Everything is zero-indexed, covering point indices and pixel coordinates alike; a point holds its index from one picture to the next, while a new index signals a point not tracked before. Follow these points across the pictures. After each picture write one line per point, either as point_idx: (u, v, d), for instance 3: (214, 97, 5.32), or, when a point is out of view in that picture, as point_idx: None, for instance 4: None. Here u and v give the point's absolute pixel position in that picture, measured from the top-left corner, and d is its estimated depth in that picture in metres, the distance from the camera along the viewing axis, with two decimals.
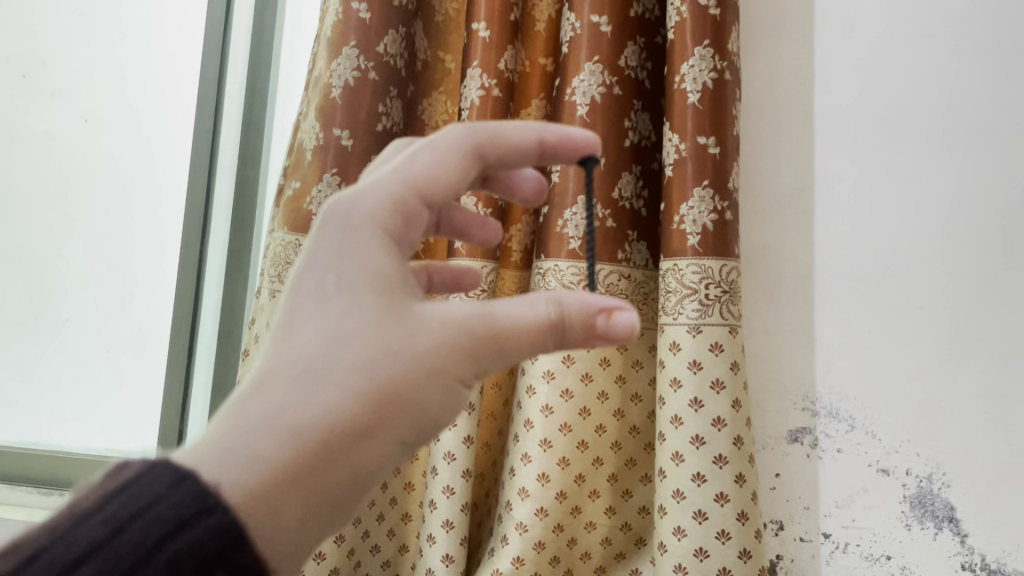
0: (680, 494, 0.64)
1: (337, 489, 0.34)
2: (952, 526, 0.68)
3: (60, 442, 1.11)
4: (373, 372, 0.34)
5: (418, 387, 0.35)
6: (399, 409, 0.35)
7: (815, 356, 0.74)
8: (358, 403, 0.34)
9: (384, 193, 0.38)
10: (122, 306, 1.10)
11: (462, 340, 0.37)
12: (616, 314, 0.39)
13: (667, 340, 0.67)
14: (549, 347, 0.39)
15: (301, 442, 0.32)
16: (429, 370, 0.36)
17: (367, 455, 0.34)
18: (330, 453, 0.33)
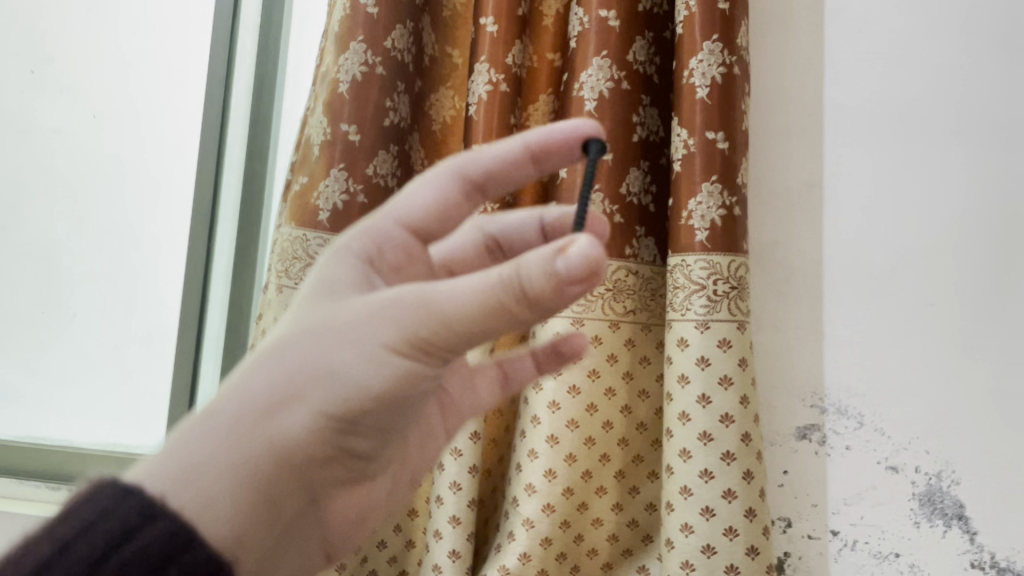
0: (688, 490, 0.64)
1: (261, 468, 0.34)
2: (962, 524, 0.68)
3: (68, 437, 1.11)
4: (292, 354, 0.35)
5: (337, 361, 0.33)
6: (318, 389, 0.34)
7: (824, 353, 0.73)
8: (271, 383, 0.34)
9: (369, 224, 0.42)
10: (130, 301, 1.10)
11: (387, 313, 0.33)
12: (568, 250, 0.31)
13: (675, 336, 0.67)
14: (505, 313, 0.32)
15: (222, 424, 0.34)
16: (346, 344, 0.33)
17: (291, 435, 0.34)
18: (244, 433, 0.34)
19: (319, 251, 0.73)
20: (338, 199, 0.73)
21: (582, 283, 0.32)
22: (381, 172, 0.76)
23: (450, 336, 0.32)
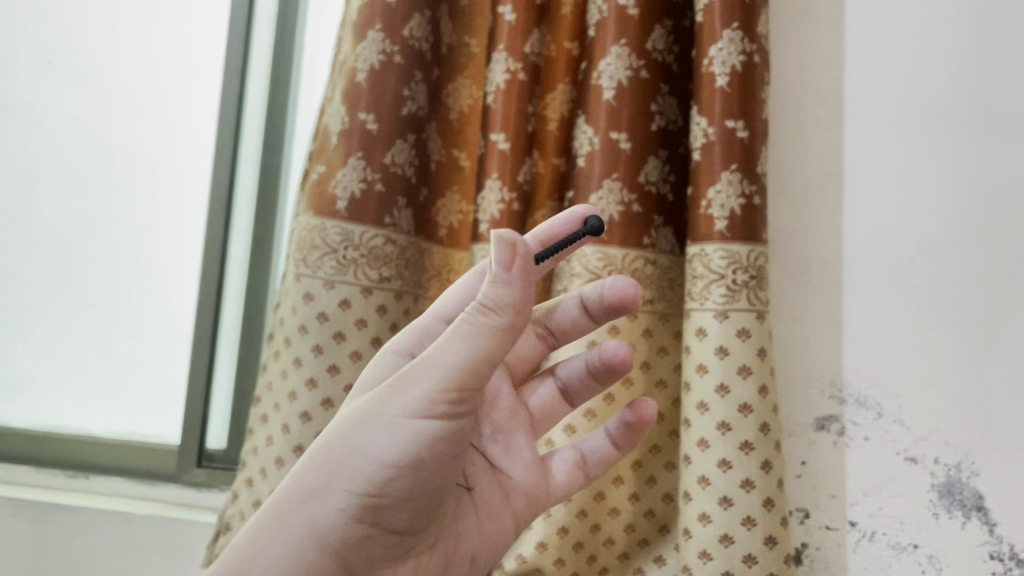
0: (706, 480, 0.64)
1: (308, 553, 0.39)
2: (981, 515, 0.67)
3: (85, 426, 1.10)
4: (322, 444, 0.41)
5: (358, 438, 0.40)
6: (345, 467, 0.40)
7: (843, 343, 0.73)
8: (307, 473, 0.40)
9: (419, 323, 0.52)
10: (148, 291, 1.10)
11: (393, 385, 0.40)
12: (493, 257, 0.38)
13: (693, 325, 0.67)
14: (484, 349, 0.39)
15: (272, 519, 0.40)
16: (361, 420, 0.40)
17: (330, 516, 0.40)
18: (290, 521, 0.40)
19: (337, 240, 0.73)
20: (355, 188, 0.73)
21: (523, 275, 0.39)
22: (399, 161, 0.76)
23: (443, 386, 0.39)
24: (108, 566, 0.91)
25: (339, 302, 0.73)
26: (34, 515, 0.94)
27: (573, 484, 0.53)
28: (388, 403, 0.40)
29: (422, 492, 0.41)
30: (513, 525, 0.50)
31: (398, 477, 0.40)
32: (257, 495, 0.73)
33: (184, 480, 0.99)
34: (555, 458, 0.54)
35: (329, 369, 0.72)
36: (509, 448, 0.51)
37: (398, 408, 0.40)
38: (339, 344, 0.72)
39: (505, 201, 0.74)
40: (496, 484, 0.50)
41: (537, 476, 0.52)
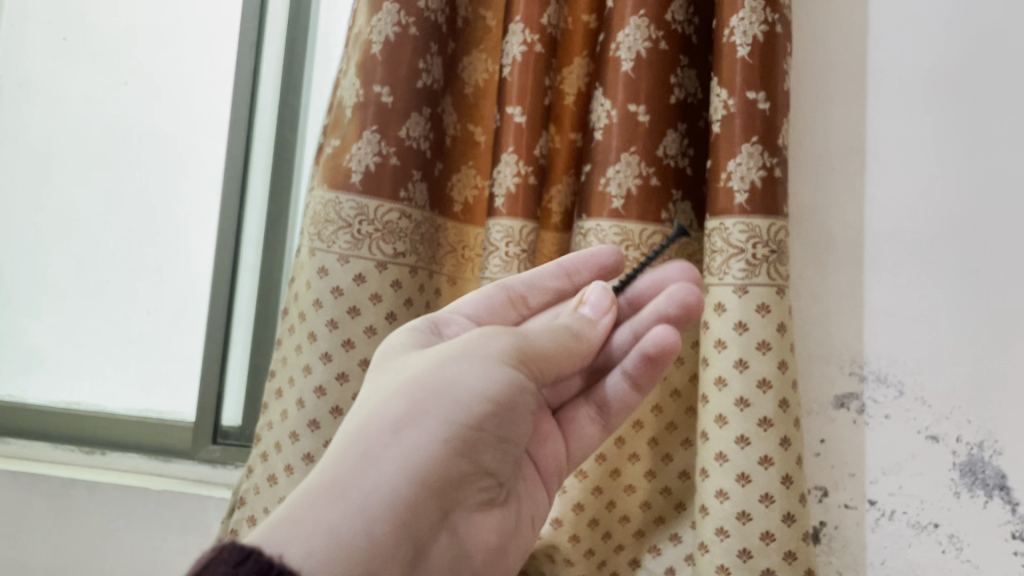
0: (723, 456, 0.64)
1: (412, 481, 0.38)
2: (1003, 494, 0.66)
3: (102, 404, 1.11)
4: (409, 382, 0.42)
5: (455, 372, 0.42)
6: (449, 397, 0.41)
7: (864, 320, 0.72)
8: (396, 403, 0.40)
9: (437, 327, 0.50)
10: (163, 270, 1.10)
11: (478, 342, 0.44)
12: (588, 296, 0.52)
13: (712, 300, 0.66)
14: (580, 350, 0.49)
15: (363, 450, 0.38)
16: (457, 359, 0.43)
17: (430, 447, 0.39)
18: (390, 448, 0.38)
19: (351, 214, 0.73)
20: (370, 161, 0.73)
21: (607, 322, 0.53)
22: (414, 135, 0.75)
23: (535, 353, 0.45)
24: (124, 541, 0.91)
25: (354, 276, 0.72)
26: (51, 491, 0.94)
27: (589, 441, 0.56)
28: (478, 350, 0.43)
29: (497, 445, 0.43)
30: (544, 493, 0.53)
31: (488, 418, 0.42)
32: (272, 469, 0.73)
33: (199, 457, 1.00)
34: (578, 417, 0.56)
35: (344, 345, 0.72)
36: (544, 437, 0.53)
37: (499, 355, 0.44)
38: (354, 319, 0.72)
39: (521, 175, 0.73)
40: (534, 470, 0.52)
41: (562, 455, 0.54)
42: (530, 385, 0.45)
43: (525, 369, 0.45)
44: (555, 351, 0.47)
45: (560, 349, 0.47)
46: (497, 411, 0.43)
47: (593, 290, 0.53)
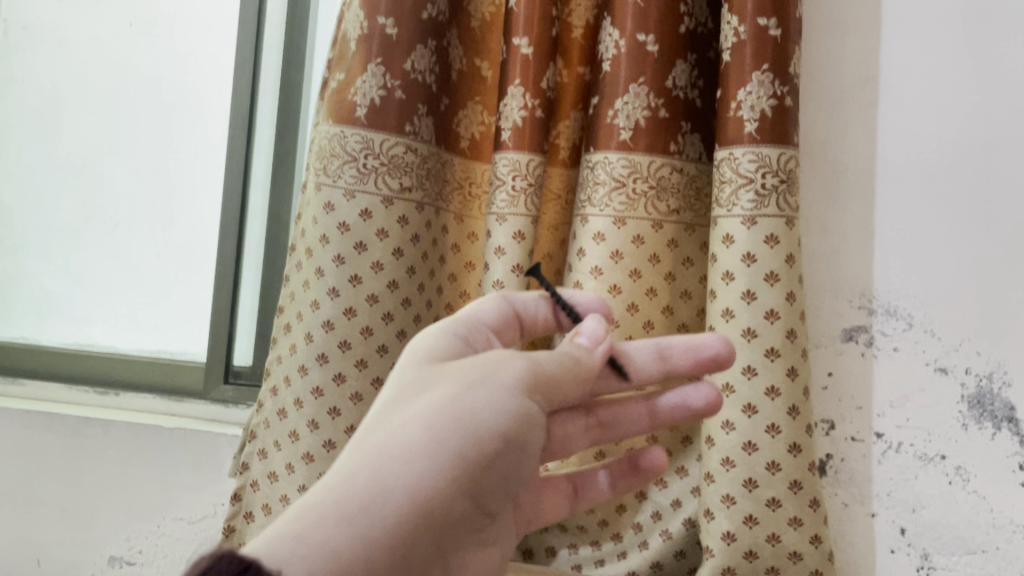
0: (730, 388, 0.64)
1: (416, 516, 0.34)
2: (1011, 426, 0.66)
3: (114, 345, 1.12)
4: (424, 404, 0.38)
5: (472, 402, 0.38)
6: (467, 423, 0.37)
7: (874, 253, 0.71)
8: (419, 425, 0.37)
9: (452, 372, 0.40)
10: (172, 212, 1.11)
11: (501, 366, 0.40)
12: (586, 326, 0.48)
13: (720, 233, 0.65)
14: (573, 365, 0.44)
15: (371, 475, 0.34)
16: (474, 385, 0.39)
17: (442, 483, 0.36)
18: (399, 477, 0.35)
19: (356, 148, 0.72)
20: (375, 95, 0.72)
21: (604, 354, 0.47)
22: (419, 68, 0.74)
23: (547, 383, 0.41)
24: (138, 477, 0.93)
25: (360, 212, 0.72)
26: (66, 430, 0.96)
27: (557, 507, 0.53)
28: (502, 375, 0.40)
29: (501, 484, 0.40)
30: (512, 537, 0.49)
31: (496, 457, 0.39)
32: (281, 403, 0.74)
33: (211, 397, 1.01)
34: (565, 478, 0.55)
35: (352, 280, 0.72)
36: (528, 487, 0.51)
37: (516, 383, 0.40)
38: (361, 255, 0.72)
39: (528, 108, 0.72)
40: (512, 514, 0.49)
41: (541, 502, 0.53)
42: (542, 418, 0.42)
43: (540, 403, 0.41)
44: (567, 380, 0.43)
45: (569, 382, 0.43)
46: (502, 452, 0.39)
47: (587, 323, 0.48)
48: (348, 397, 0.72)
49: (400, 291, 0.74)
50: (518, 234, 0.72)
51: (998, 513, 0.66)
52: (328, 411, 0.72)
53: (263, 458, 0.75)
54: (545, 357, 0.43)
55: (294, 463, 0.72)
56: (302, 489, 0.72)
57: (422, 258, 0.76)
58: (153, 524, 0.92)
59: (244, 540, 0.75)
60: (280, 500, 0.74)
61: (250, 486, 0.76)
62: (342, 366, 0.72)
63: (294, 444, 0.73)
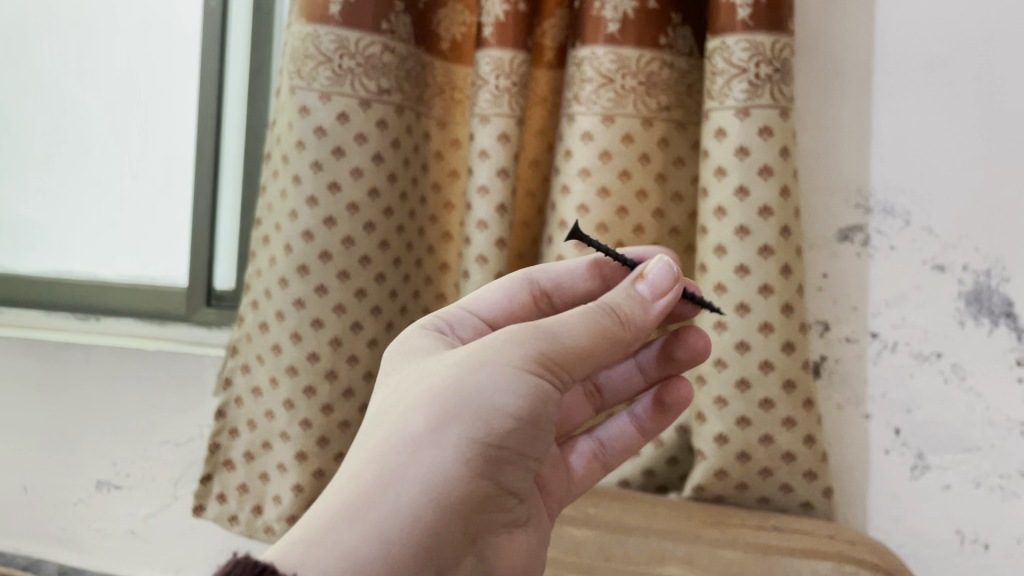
0: (722, 287, 0.62)
1: (422, 506, 0.35)
2: (1009, 322, 0.65)
3: (95, 271, 1.09)
4: (424, 392, 0.38)
5: (471, 385, 0.37)
6: (466, 406, 0.37)
7: (871, 150, 0.69)
8: (417, 418, 0.37)
9: (458, 353, 0.39)
10: (145, 131, 1.07)
11: (506, 341, 0.39)
12: (650, 272, 0.44)
13: (712, 126, 0.63)
14: (601, 317, 0.41)
15: (373, 473, 0.36)
16: (471, 367, 0.38)
17: (444, 472, 0.36)
18: (400, 472, 0.36)
19: (330, 47, 0.69)
20: None
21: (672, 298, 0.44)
22: None
23: (565, 348, 0.39)
24: (123, 401, 0.91)
25: (336, 115, 0.69)
26: (46, 356, 0.94)
27: (593, 474, 0.54)
28: (504, 352, 0.38)
29: (523, 460, 0.39)
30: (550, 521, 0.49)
31: (512, 435, 0.38)
32: (262, 317, 0.72)
33: (195, 319, 0.98)
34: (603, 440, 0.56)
35: (330, 187, 0.69)
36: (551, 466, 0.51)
37: (522, 358, 0.38)
38: (338, 161, 0.69)
39: (510, 2, 0.69)
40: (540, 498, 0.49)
41: (575, 476, 0.53)
42: (564, 389, 0.40)
43: (558, 373, 0.39)
44: (591, 346, 0.40)
45: (597, 341, 0.40)
46: (519, 431, 0.38)
47: (654, 265, 0.45)
48: (330, 309, 0.70)
49: (381, 198, 0.71)
50: (502, 136, 0.69)
51: (995, 411, 0.65)
52: (310, 323, 0.70)
53: (246, 373, 0.74)
54: (562, 323, 0.40)
55: (279, 377, 0.71)
56: (287, 403, 0.71)
57: (403, 165, 0.73)
58: (139, 447, 0.91)
59: (233, 456, 0.75)
60: (265, 415, 0.72)
61: (233, 402, 0.75)
62: (323, 278, 0.69)
63: (278, 358, 0.71)
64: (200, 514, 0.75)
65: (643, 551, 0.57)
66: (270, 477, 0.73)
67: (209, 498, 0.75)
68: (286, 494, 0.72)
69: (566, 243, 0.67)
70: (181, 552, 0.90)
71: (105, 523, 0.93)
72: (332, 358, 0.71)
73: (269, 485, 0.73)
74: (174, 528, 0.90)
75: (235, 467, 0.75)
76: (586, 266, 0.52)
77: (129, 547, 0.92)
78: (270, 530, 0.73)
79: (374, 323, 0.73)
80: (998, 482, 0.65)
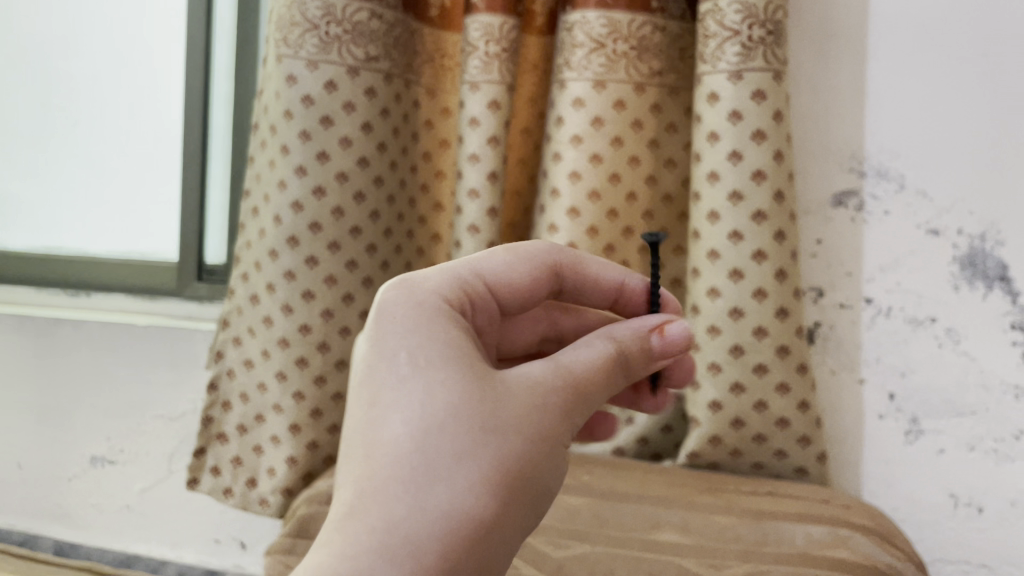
0: (715, 253, 0.62)
1: None
2: (1004, 285, 0.65)
3: (85, 247, 1.09)
4: (485, 456, 0.33)
5: (532, 462, 0.35)
6: (523, 486, 0.34)
7: (865, 113, 0.68)
8: (483, 492, 0.33)
9: (510, 402, 0.35)
10: (132, 105, 1.05)
11: (561, 408, 0.36)
12: (668, 329, 0.43)
13: (704, 91, 0.62)
14: (619, 371, 0.40)
15: (437, 553, 0.31)
16: (535, 439, 0.35)
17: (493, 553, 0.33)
18: (462, 556, 0.32)
19: (317, 14, 0.67)
20: None
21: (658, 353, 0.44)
22: None
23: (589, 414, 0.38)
24: (114, 377, 0.91)
25: (324, 84, 0.68)
26: (36, 332, 0.93)
27: None
28: (559, 423, 0.36)
29: None
30: None
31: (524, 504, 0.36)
32: (253, 289, 0.72)
33: (186, 294, 0.98)
34: None
35: (319, 157, 0.68)
36: None
37: (569, 432, 0.36)
38: (327, 130, 0.68)
39: None
40: None
41: None
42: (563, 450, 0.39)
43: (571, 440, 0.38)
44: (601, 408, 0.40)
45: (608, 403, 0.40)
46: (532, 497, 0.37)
47: (676, 325, 0.43)
48: (322, 281, 0.69)
49: (372, 168, 0.70)
50: (492, 103, 0.68)
51: (988, 374, 0.65)
52: (301, 295, 0.69)
53: (238, 346, 0.74)
54: (599, 383, 0.38)
55: (270, 349, 0.70)
56: (279, 375, 0.70)
57: (392, 134, 0.72)
58: (132, 421, 0.91)
59: (226, 429, 0.75)
60: (257, 387, 0.72)
61: (226, 374, 0.75)
62: (314, 249, 0.69)
63: (269, 330, 0.70)
64: (194, 487, 0.76)
65: (637, 517, 0.57)
66: (263, 450, 0.73)
67: (202, 472, 0.76)
68: (280, 467, 0.71)
69: (558, 212, 0.66)
70: (177, 526, 0.90)
71: (100, 498, 0.93)
72: (324, 330, 0.70)
73: (263, 458, 0.73)
74: (169, 501, 0.91)
75: (229, 441, 0.75)
76: (619, 282, 0.49)
77: (125, 521, 0.92)
78: (264, 503, 0.72)
79: (365, 294, 0.72)
80: (992, 446, 0.65)
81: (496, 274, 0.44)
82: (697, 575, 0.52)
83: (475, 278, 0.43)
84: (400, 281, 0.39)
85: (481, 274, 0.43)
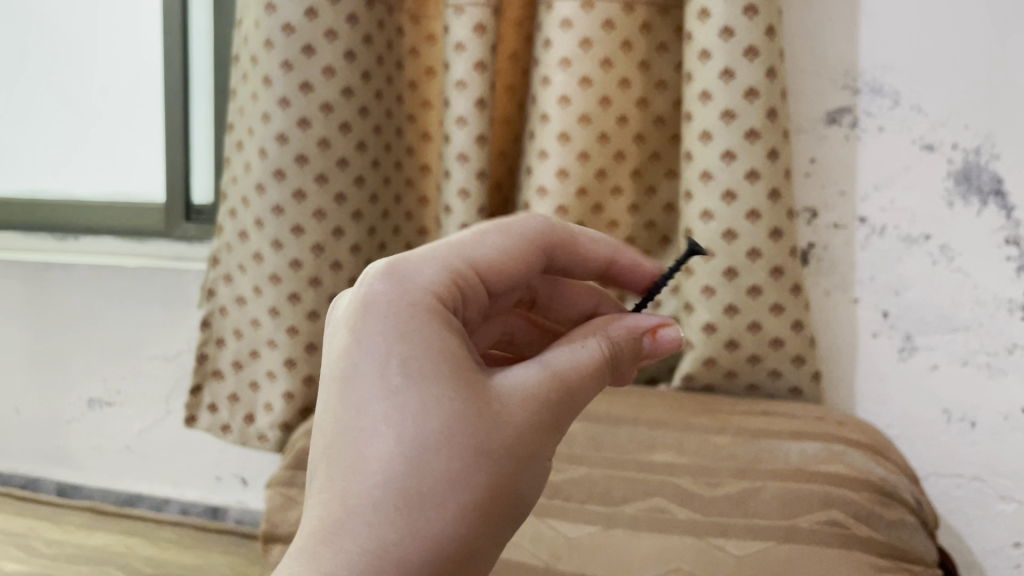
0: (708, 175, 0.61)
1: None
2: (998, 200, 0.64)
3: (70, 190, 1.07)
4: (473, 478, 0.31)
5: (515, 482, 0.33)
6: (505, 507, 0.32)
7: (859, 29, 0.67)
8: (467, 516, 0.31)
9: (502, 417, 0.32)
10: (110, 43, 1.03)
11: (552, 422, 0.34)
12: (661, 332, 0.40)
13: (695, 7, 0.60)
14: (607, 378, 0.37)
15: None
16: (522, 457, 0.33)
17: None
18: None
19: None
20: None
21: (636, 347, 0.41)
22: None
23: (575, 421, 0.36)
24: (107, 320, 0.90)
25: (305, 11, 0.66)
26: (26, 277, 0.92)
27: None
28: (547, 439, 0.34)
29: None
30: None
31: None
32: (242, 225, 0.71)
33: (175, 235, 0.97)
34: None
35: (302, 88, 0.67)
36: None
37: (552, 446, 0.34)
38: (309, 60, 0.66)
39: None
40: None
41: None
42: None
43: None
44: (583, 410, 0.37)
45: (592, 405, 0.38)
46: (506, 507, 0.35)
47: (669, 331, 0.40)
48: (310, 215, 0.68)
49: (356, 98, 0.69)
50: (478, 26, 0.66)
51: (982, 290, 0.65)
52: (291, 229, 0.68)
53: (229, 283, 0.73)
54: (589, 389, 0.36)
55: (262, 285, 0.70)
56: (272, 310, 0.70)
57: (377, 63, 0.70)
58: (127, 363, 0.91)
59: (220, 366, 0.75)
60: (251, 323, 0.72)
61: (218, 312, 0.74)
62: (301, 183, 0.68)
63: (260, 266, 0.70)
64: (193, 424, 0.76)
65: (633, 439, 0.58)
66: (259, 386, 0.73)
67: (200, 409, 0.76)
68: (277, 402, 0.71)
69: (548, 138, 0.65)
70: (178, 464, 0.91)
71: (99, 439, 0.94)
72: (315, 265, 0.69)
73: (259, 394, 0.73)
74: (168, 441, 0.91)
75: (224, 378, 0.75)
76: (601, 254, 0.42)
77: (126, 461, 0.93)
78: (262, 438, 0.73)
79: (355, 228, 0.71)
80: (985, 360, 0.66)
81: (487, 260, 0.37)
82: (694, 492, 0.53)
83: (464, 266, 0.36)
84: (387, 267, 0.34)
85: (469, 262, 0.36)
